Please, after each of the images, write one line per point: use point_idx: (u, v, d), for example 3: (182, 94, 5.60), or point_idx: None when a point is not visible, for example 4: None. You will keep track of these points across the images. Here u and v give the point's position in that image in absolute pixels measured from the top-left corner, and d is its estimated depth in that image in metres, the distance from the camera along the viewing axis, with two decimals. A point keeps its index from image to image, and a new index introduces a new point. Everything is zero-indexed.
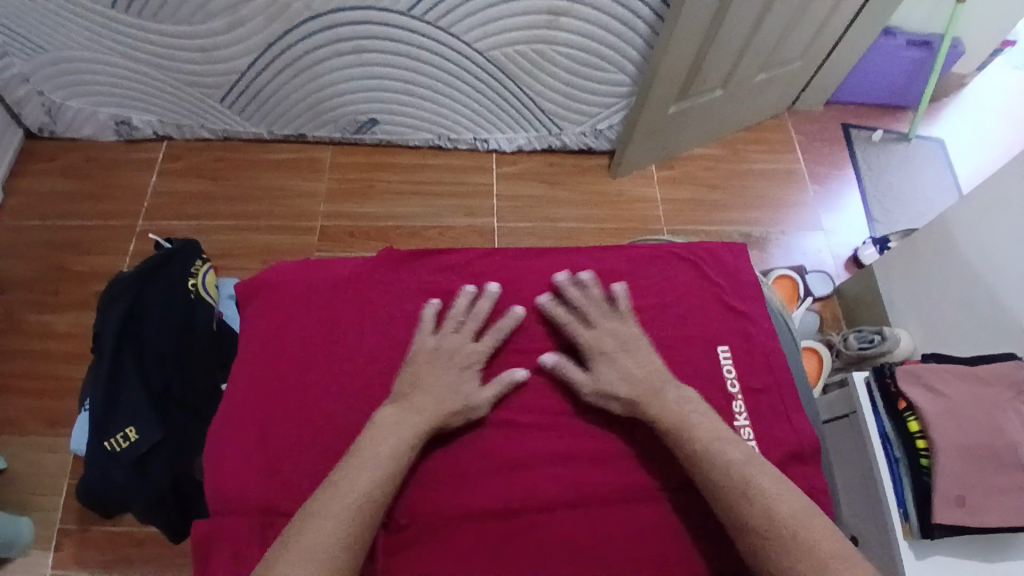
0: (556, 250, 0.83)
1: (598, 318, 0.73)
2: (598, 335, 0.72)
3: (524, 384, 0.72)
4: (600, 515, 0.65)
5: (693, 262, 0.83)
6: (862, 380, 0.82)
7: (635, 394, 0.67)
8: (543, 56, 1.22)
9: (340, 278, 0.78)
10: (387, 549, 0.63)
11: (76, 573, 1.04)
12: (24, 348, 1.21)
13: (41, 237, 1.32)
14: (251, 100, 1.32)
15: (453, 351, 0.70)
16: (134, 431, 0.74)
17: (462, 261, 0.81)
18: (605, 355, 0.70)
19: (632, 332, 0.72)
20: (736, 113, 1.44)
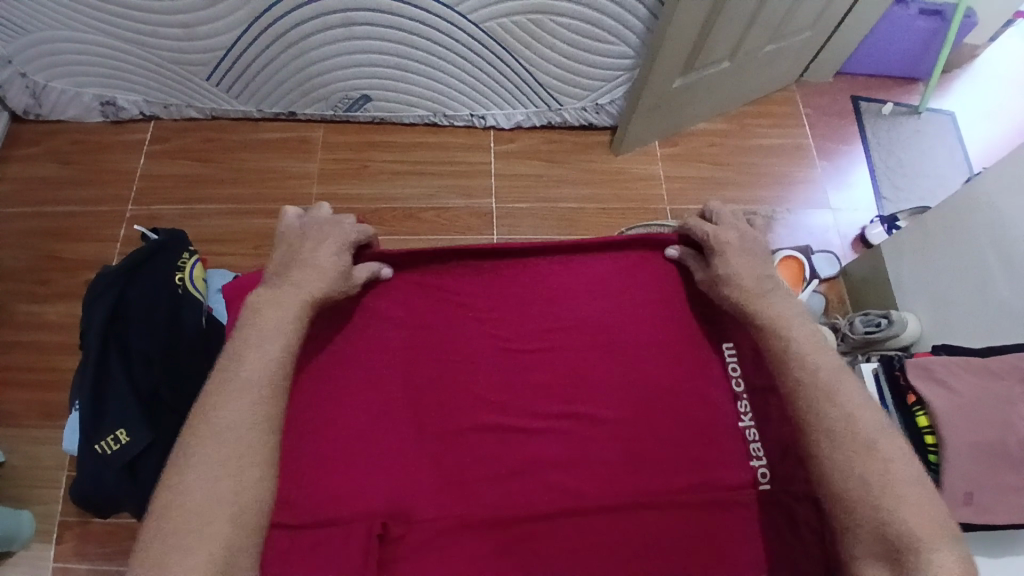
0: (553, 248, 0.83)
1: (730, 220, 0.77)
2: (722, 229, 0.75)
3: (523, 385, 0.73)
4: (600, 525, 0.64)
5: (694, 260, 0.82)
6: (870, 374, 0.81)
7: (744, 280, 0.70)
8: (541, 28, 1.17)
9: None
10: (382, 561, 0.62)
11: (79, 565, 1.04)
12: (18, 339, 1.19)
13: (29, 225, 1.28)
14: (238, 77, 1.27)
15: (315, 230, 0.72)
16: (123, 433, 0.72)
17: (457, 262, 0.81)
18: (727, 244, 0.73)
19: (757, 238, 0.75)
20: (743, 87, 1.39)
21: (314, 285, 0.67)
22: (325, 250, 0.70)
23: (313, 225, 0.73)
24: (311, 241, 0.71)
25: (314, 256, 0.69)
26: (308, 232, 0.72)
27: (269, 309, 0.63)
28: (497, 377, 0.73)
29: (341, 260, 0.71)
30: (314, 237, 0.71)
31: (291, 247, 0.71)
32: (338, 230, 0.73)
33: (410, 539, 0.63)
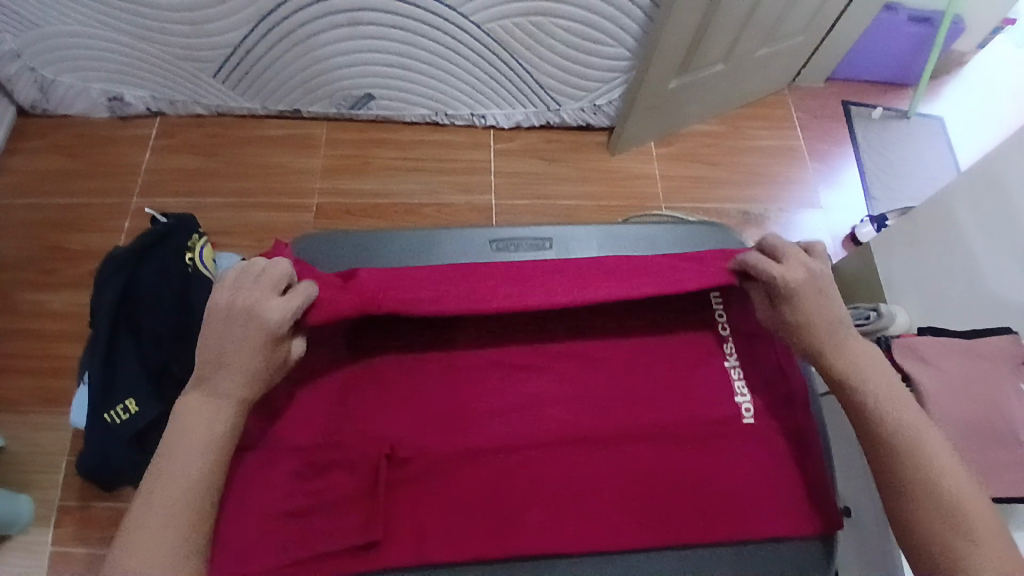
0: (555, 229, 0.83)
1: (797, 255, 0.69)
2: (788, 268, 0.68)
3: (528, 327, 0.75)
4: (588, 459, 0.69)
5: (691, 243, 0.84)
6: None
7: (817, 329, 0.65)
8: (541, 30, 1.20)
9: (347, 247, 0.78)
10: (388, 483, 0.66)
11: (77, 550, 1.05)
12: (21, 327, 1.20)
13: (33, 216, 1.30)
14: (244, 73, 1.30)
15: (247, 307, 0.60)
16: (133, 405, 0.75)
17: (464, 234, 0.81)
18: (799, 288, 0.67)
19: (825, 270, 0.68)
20: (736, 89, 1.43)
21: (242, 384, 0.58)
22: (250, 340, 0.59)
23: (244, 297, 0.60)
24: (238, 323, 0.59)
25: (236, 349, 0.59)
26: (237, 308, 0.60)
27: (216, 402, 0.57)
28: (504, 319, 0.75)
29: (270, 354, 0.60)
30: (242, 318, 0.59)
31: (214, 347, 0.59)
32: (266, 311, 0.60)
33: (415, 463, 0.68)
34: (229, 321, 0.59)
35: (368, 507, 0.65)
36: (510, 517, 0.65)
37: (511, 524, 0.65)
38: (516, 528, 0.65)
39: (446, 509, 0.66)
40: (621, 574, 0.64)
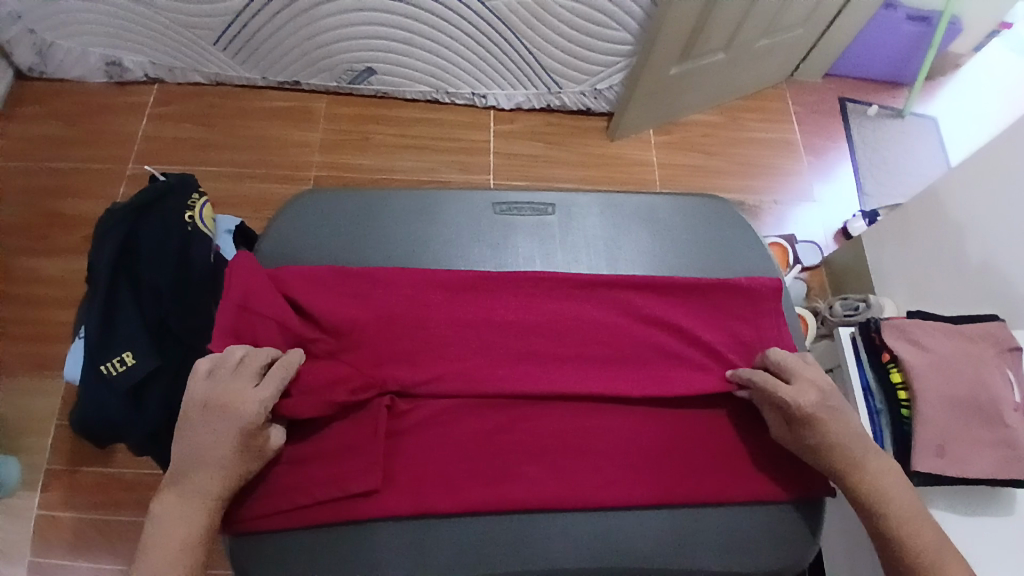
0: (558, 203, 0.81)
1: (806, 372, 0.64)
2: (800, 390, 0.62)
3: (534, 287, 0.73)
4: (591, 416, 0.68)
5: (700, 215, 0.82)
6: (848, 336, 0.87)
7: (840, 448, 0.60)
8: (547, 9, 1.19)
9: (345, 221, 0.77)
10: (392, 431, 0.65)
11: (65, 514, 1.05)
12: (12, 292, 1.19)
13: (27, 180, 1.29)
14: (245, 43, 1.29)
15: (224, 400, 0.56)
16: (130, 356, 0.75)
17: (468, 205, 0.79)
18: (818, 416, 0.61)
19: (832, 382, 0.64)
20: (735, 81, 1.44)
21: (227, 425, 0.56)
22: (228, 434, 0.56)
23: (220, 390, 0.57)
24: (214, 419, 0.56)
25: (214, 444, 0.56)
26: (214, 403, 0.56)
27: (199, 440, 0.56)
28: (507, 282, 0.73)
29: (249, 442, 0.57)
30: (219, 415, 0.56)
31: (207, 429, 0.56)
32: (242, 404, 0.57)
33: (418, 414, 0.66)
34: (205, 418, 0.56)
35: (369, 454, 0.63)
36: (506, 469, 0.64)
37: (507, 476, 0.64)
38: (511, 479, 0.64)
39: (443, 460, 0.64)
40: (614, 530, 0.64)
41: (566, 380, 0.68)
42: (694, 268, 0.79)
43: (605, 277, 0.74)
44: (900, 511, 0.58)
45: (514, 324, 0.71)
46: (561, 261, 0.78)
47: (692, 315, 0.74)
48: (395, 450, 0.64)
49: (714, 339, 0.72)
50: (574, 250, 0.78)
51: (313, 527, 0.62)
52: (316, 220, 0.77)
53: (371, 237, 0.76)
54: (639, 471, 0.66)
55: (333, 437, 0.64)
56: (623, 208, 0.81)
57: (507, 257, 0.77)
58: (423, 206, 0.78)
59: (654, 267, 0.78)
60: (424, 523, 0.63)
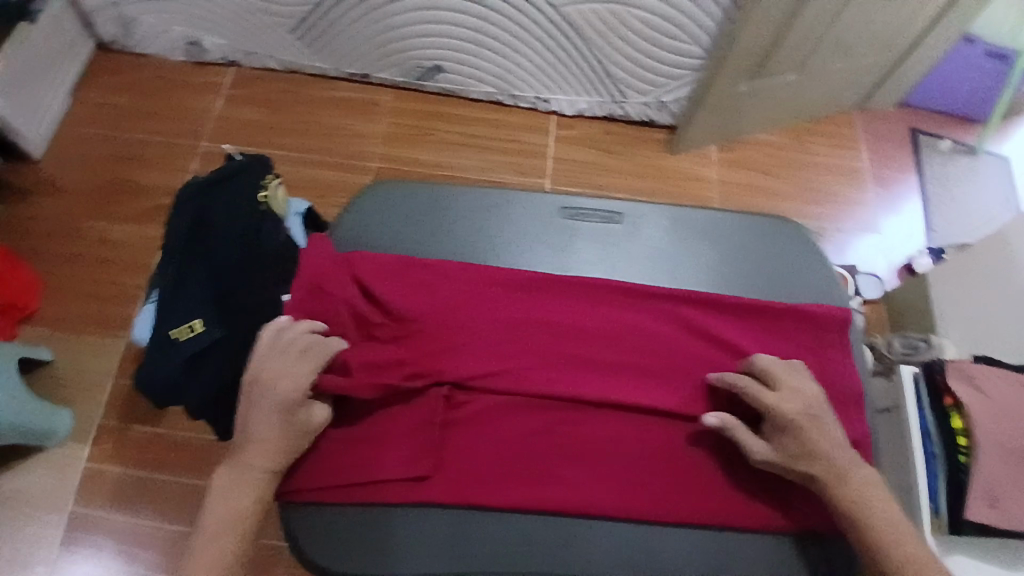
0: (622, 212, 0.80)
1: (787, 381, 0.64)
2: (784, 398, 0.62)
3: (594, 295, 0.73)
4: (640, 427, 0.67)
5: (767, 237, 0.80)
6: (909, 376, 0.83)
7: (823, 459, 0.60)
8: (618, 18, 1.19)
9: (412, 213, 0.78)
10: (446, 422, 0.65)
11: (112, 467, 1.13)
12: (82, 253, 1.25)
13: (104, 147, 1.35)
14: (320, 33, 1.32)
15: (272, 379, 0.59)
16: (200, 324, 0.77)
17: (533, 207, 0.79)
18: (798, 424, 0.61)
19: (815, 393, 0.64)
20: (804, 103, 1.41)
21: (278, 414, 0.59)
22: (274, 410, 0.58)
23: (268, 368, 0.59)
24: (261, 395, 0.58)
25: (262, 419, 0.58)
26: (262, 380, 0.59)
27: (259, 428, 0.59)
28: (568, 286, 0.72)
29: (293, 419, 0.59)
30: (266, 392, 0.58)
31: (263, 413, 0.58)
32: (289, 387, 0.59)
33: (472, 407, 0.66)
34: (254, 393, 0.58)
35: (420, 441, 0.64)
36: (551, 470, 0.65)
37: (551, 477, 0.64)
38: (555, 481, 0.64)
39: (491, 455, 0.65)
40: (649, 539, 0.64)
41: (619, 388, 0.67)
42: (757, 289, 0.77)
43: (668, 290, 0.73)
44: (885, 524, 0.57)
45: (571, 329, 0.70)
46: (621, 270, 0.77)
47: (754, 337, 0.72)
48: (447, 440, 0.65)
49: None
50: (637, 258, 0.78)
51: (361, 505, 0.63)
52: (384, 206, 0.78)
53: (436, 228, 0.77)
54: (682, 486, 0.65)
55: (386, 422, 0.65)
56: (690, 221, 0.80)
57: (568, 262, 0.77)
58: (489, 204, 0.79)
59: (716, 285, 0.77)
60: (469, 515, 0.63)
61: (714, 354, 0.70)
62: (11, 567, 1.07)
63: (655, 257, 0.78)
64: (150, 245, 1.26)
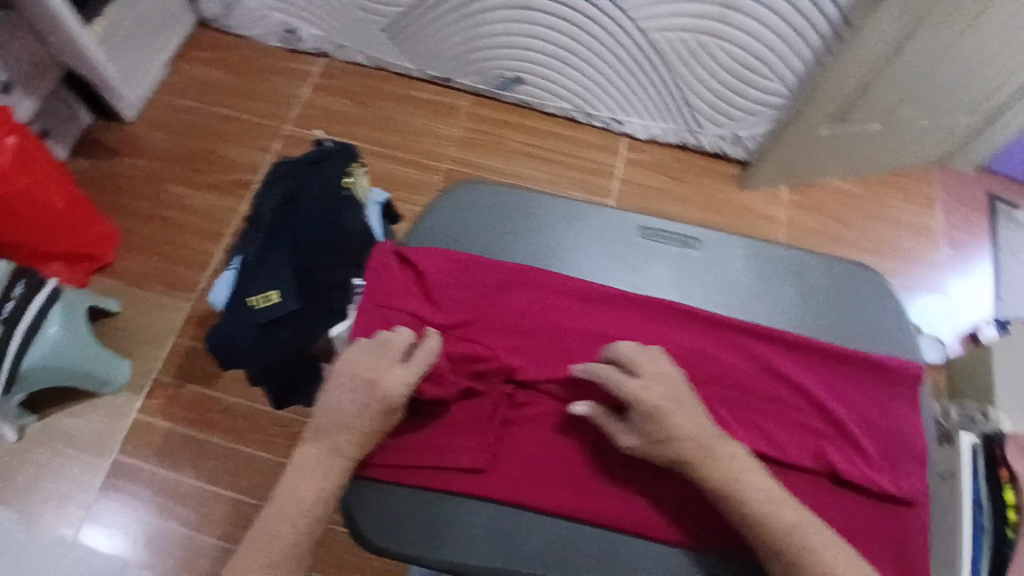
0: (702, 231, 0.74)
1: (654, 368, 0.59)
2: (646, 384, 0.57)
3: (667, 315, 0.68)
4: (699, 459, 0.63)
5: (855, 277, 0.73)
6: (967, 446, 0.74)
7: (685, 445, 0.55)
8: (705, 49, 1.19)
9: (482, 207, 0.74)
10: (507, 419, 0.64)
11: (162, 422, 1.17)
12: (160, 214, 1.31)
13: (193, 119, 1.41)
14: (411, 35, 1.36)
15: (363, 377, 0.58)
16: (276, 294, 0.80)
17: (608, 216, 0.74)
18: (661, 410, 0.56)
19: (683, 381, 0.59)
20: (880, 155, 1.38)
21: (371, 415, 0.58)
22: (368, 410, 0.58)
23: (367, 366, 0.59)
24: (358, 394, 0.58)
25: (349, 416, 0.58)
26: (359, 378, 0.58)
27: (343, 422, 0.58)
28: (639, 303, 0.68)
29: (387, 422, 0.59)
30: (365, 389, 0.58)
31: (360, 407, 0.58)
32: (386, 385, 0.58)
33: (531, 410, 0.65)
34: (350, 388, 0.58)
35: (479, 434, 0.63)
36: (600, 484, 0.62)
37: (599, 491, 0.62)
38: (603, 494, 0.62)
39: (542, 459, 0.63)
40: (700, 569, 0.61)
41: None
42: (839, 333, 0.71)
43: (745, 322, 0.68)
44: (781, 530, 0.52)
45: (639, 348, 0.65)
46: (697, 294, 0.71)
47: (826, 383, 0.67)
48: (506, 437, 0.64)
49: (847, 416, 0.65)
50: (710, 288, 0.72)
51: (413, 489, 0.63)
52: (451, 209, 0.74)
53: (502, 235, 0.73)
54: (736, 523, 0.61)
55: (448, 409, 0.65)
56: (773, 258, 0.73)
57: (641, 280, 0.71)
58: (563, 208, 0.74)
59: (797, 323, 0.70)
60: (521, 516, 0.62)
61: (787, 396, 0.65)
62: (56, 502, 1.12)
63: (735, 283, 0.71)
64: (224, 216, 1.32)
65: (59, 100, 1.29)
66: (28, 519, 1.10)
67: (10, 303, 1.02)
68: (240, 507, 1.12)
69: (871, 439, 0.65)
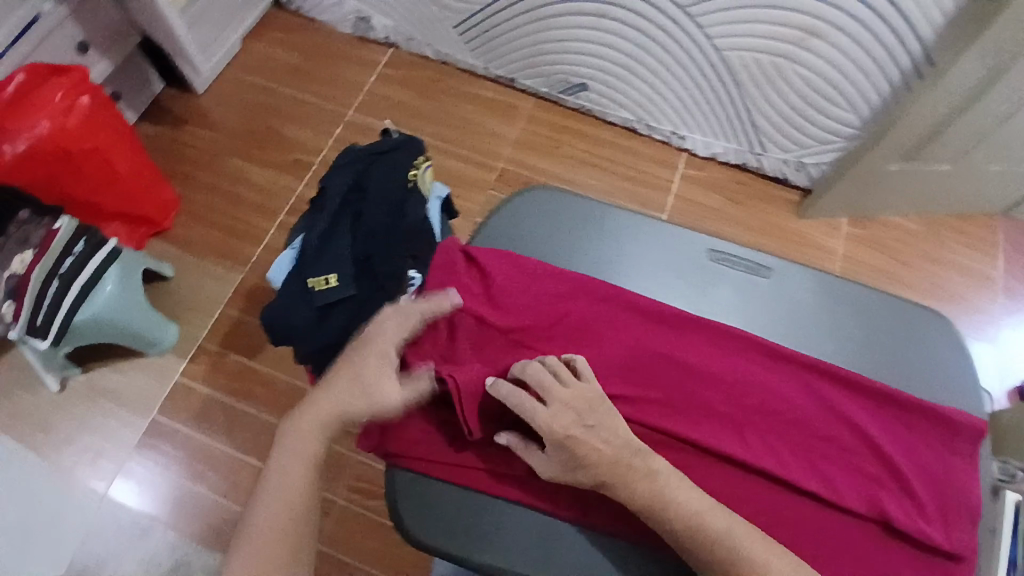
0: (773, 262, 0.72)
1: (563, 388, 0.58)
2: (555, 413, 0.56)
3: (727, 340, 0.66)
4: (749, 491, 0.60)
5: (929, 322, 0.70)
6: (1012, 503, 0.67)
7: (623, 468, 0.56)
8: (779, 72, 1.17)
9: (549, 216, 0.73)
10: None
11: (202, 388, 1.19)
12: (220, 186, 1.34)
13: (259, 96, 1.44)
14: (480, 34, 1.37)
15: (347, 383, 0.60)
16: (334, 278, 0.83)
17: (678, 237, 0.73)
18: (573, 438, 0.56)
19: (593, 401, 0.58)
20: (949, 197, 1.33)
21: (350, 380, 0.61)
22: (370, 377, 0.59)
23: (356, 359, 0.61)
24: (360, 363, 0.60)
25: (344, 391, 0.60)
26: (353, 363, 0.60)
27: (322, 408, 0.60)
28: (699, 325, 0.66)
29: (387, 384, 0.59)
30: (369, 356, 0.60)
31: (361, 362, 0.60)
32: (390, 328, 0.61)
33: None
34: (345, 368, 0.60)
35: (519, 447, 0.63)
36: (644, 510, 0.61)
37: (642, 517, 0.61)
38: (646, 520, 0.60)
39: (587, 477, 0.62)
40: None
41: (734, 444, 0.61)
42: (910, 380, 0.68)
43: (808, 357, 0.65)
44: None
45: (697, 371, 0.64)
46: (763, 325, 0.69)
47: (886, 427, 0.64)
48: None
49: (906, 466, 0.62)
50: (773, 320, 0.69)
51: (460, 487, 0.63)
52: (518, 211, 0.73)
53: (565, 244, 0.72)
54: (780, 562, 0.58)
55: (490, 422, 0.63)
56: (843, 295, 0.70)
57: (709, 306, 0.70)
58: (632, 226, 0.73)
59: (864, 365, 0.68)
60: (561, 528, 0.62)
61: (844, 438, 0.63)
62: (92, 455, 1.15)
63: (804, 319, 0.69)
64: (282, 195, 1.34)
65: (136, 68, 1.33)
66: (66, 469, 1.14)
67: (69, 260, 1.04)
68: None
69: (926, 490, 0.62)
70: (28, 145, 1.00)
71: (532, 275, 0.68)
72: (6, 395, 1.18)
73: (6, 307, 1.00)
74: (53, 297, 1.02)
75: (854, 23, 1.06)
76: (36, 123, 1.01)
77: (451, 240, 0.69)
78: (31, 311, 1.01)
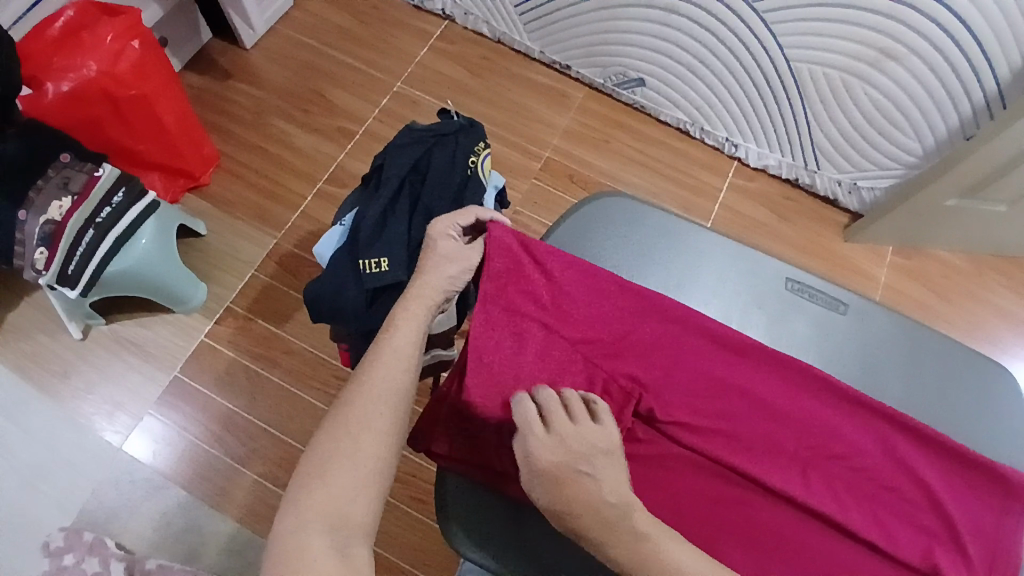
0: (851, 302, 0.73)
1: (569, 422, 0.52)
2: (548, 444, 0.51)
3: (793, 377, 0.64)
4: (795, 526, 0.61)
5: (998, 374, 0.71)
6: None
7: None
8: (847, 91, 1.13)
9: (631, 234, 0.75)
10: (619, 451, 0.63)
11: (226, 351, 1.18)
12: (260, 145, 1.31)
13: (307, 56, 1.40)
14: (541, 17, 1.33)
15: (402, 345, 0.61)
16: (386, 262, 0.80)
17: (756, 270, 0.75)
18: (560, 477, 0.50)
19: (602, 448, 0.51)
20: (1002, 239, 1.30)
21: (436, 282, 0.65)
22: (438, 252, 0.66)
23: (420, 283, 0.65)
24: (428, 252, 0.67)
25: (429, 281, 0.65)
26: (416, 292, 0.64)
27: (412, 320, 0.63)
28: (768, 360, 0.65)
29: (457, 245, 0.67)
30: (432, 244, 0.67)
31: (446, 257, 0.66)
32: (447, 235, 0.67)
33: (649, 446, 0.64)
34: (418, 283, 0.65)
35: None
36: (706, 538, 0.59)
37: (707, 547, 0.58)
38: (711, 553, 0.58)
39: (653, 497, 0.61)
40: None
41: (791, 481, 0.62)
42: (974, 431, 0.68)
43: (876, 405, 0.63)
44: None
45: (757, 404, 0.64)
46: (833, 358, 0.71)
47: (943, 481, 0.62)
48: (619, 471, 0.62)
49: (958, 527, 0.60)
50: (846, 356, 0.71)
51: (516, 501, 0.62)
52: (603, 221, 0.75)
53: (646, 261, 0.74)
54: None
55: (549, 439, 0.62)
56: (916, 338, 0.72)
57: (782, 338, 0.72)
58: (714, 251, 0.76)
59: (925, 411, 0.69)
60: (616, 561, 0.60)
61: (895, 487, 0.62)
62: (110, 407, 1.13)
63: (878, 363, 0.71)
64: (323, 162, 1.31)
65: (184, 15, 1.29)
66: (82, 418, 1.12)
67: (107, 209, 1.01)
68: (286, 451, 1.13)
69: (976, 549, 0.60)
70: (75, 85, 0.97)
71: (604, 287, 0.65)
72: (28, 336, 1.16)
73: (38, 255, 0.96)
74: (88, 245, 1.00)
75: (935, 50, 1.02)
76: (85, 63, 0.97)
77: (512, 229, 0.64)
78: (63, 260, 0.98)
